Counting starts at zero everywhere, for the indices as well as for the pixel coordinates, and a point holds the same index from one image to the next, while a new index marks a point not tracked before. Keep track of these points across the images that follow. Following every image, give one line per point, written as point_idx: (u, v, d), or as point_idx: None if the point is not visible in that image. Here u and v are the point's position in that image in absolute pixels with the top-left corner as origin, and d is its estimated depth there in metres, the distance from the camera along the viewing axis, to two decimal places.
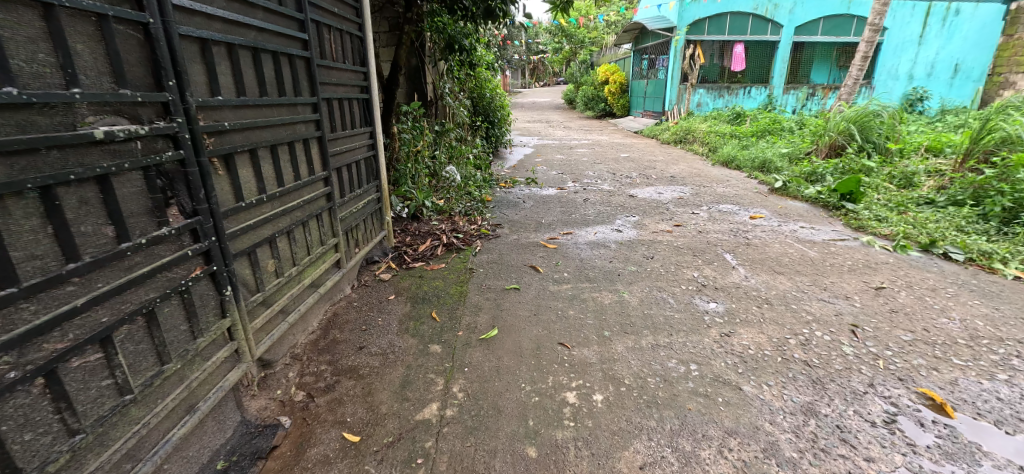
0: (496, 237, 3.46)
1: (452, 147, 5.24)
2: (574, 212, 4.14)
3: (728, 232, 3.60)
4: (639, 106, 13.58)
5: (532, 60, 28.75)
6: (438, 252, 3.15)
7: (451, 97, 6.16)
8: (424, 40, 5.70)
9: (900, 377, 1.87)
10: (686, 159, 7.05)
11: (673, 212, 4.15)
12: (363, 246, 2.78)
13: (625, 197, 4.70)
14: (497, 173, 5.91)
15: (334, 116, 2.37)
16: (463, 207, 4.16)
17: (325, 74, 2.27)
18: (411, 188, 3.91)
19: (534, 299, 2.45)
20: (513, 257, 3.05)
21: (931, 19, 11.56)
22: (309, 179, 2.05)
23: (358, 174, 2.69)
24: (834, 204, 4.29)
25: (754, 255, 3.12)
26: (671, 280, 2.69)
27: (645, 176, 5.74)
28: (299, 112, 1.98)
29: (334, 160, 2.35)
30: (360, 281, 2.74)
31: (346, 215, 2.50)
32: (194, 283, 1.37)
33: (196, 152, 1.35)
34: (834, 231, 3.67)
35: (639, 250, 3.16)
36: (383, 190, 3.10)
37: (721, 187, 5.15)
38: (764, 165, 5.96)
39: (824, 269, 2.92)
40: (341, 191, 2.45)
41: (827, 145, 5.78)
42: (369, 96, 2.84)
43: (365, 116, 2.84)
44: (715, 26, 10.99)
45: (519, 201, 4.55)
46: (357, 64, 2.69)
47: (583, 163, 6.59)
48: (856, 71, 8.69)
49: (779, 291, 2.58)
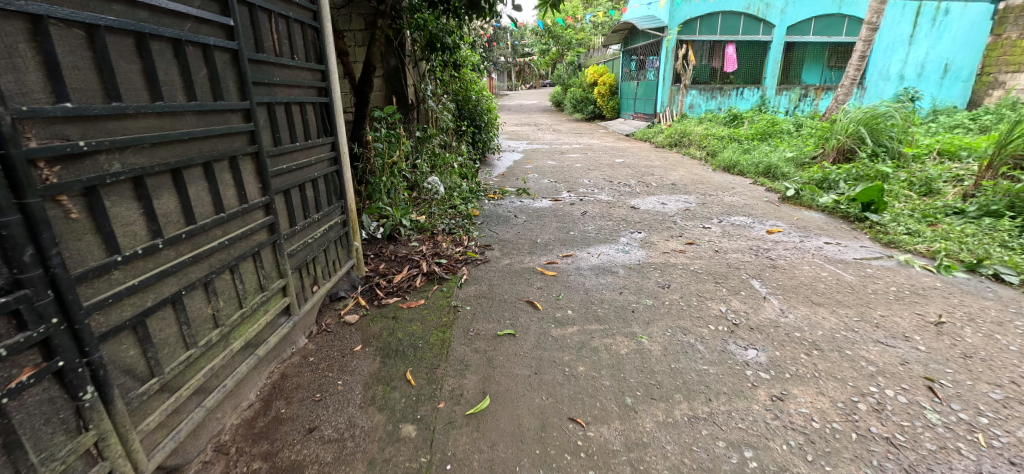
0: (485, 262, 2.98)
1: (436, 154, 4.82)
2: (572, 228, 3.69)
3: (747, 251, 3.18)
4: (629, 108, 13.21)
5: (519, 63, 28.36)
6: (416, 284, 2.67)
7: (434, 100, 5.68)
8: (402, 37, 5.22)
9: (1013, 459, 1.43)
10: (684, 164, 6.64)
11: (681, 226, 3.72)
12: (324, 283, 2.30)
13: (627, 209, 4.25)
14: (484, 183, 5.43)
15: (279, 125, 1.89)
16: (446, 224, 3.68)
17: (266, 72, 1.79)
18: (386, 204, 3.41)
19: (533, 350, 1.97)
20: (505, 289, 2.58)
21: (922, 19, 11.34)
22: (236, 210, 1.57)
23: (316, 196, 2.21)
24: (855, 215, 3.91)
25: (784, 281, 2.70)
26: (695, 318, 2.25)
27: (645, 184, 5.31)
28: (222, 122, 1.51)
29: (279, 180, 1.87)
30: (320, 326, 2.25)
31: (299, 248, 2.01)
32: (19, 394, 0.94)
33: (13, 192, 0.92)
34: (864, 248, 3.27)
35: (651, 277, 2.71)
36: (350, 212, 2.62)
37: (729, 196, 4.75)
38: (770, 170, 5.59)
39: (868, 298, 2.51)
40: (292, 220, 1.97)
41: (836, 149, 5.40)
42: (330, 99, 2.35)
43: (325, 123, 2.35)
44: (707, 25, 10.65)
45: (509, 216, 4.08)
46: (313, 60, 2.21)
47: (576, 170, 6.14)
48: (853, 71, 8.38)
49: (825, 331, 2.16)
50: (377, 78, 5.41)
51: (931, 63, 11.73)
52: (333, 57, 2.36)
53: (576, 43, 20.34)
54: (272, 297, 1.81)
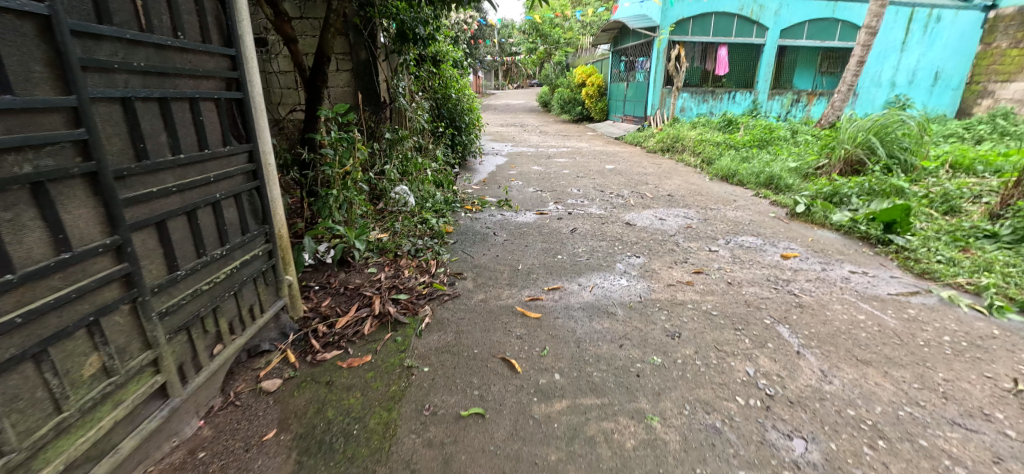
0: (454, 297, 2.45)
1: (407, 159, 4.30)
2: (559, 250, 3.17)
3: (765, 283, 2.70)
4: (619, 109, 12.76)
5: (505, 62, 27.73)
6: (364, 331, 2.12)
7: (407, 98, 5.11)
8: (372, 27, 4.77)
9: None
10: (679, 172, 6.19)
11: (685, 249, 3.23)
12: (235, 338, 1.76)
13: (621, 226, 3.75)
14: (463, 191, 4.87)
15: (146, 130, 1.33)
16: (412, 243, 3.14)
17: (117, 53, 1.25)
18: (338, 221, 2.84)
19: (507, 443, 1.46)
20: (476, 340, 2.04)
21: (914, 25, 11.08)
22: (43, 266, 1.04)
23: (219, 224, 1.65)
24: (877, 237, 3.46)
25: (817, 327, 2.22)
26: (719, 387, 1.75)
27: (639, 195, 4.82)
28: (18, 130, 0.99)
29: (143, 208, 1.32)
30: (227, 397, 1.70)
31: (185, 300, 1.47)
32: None
33: None
34: (896, 279, 2.82)
35: (658, 322, 2.20)
36: (281, 240, 2.08)
37: (732, 211, 4.28)
38: (772, 181, 5.15)
39: (923, 353, 2.04)
40: (171, 263, 1.42)
41: (844, 160, 4.98)
42: (244, 94, 1.79)
43: (238, 126, 1.79)
44: (700, 26, 10.26)
45: (488, 233, 3.53)
46: (217, 42, 1.66)
47: (564, 178, 5.63)
48: (851, 76, 7.99)
49: (884, 408, 1.68)
50: (343, 71, 4.91)
51: (922, 70, 11.49)
52: (249, 40, 1.81)
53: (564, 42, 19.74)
54: (128, 383, 1.26)
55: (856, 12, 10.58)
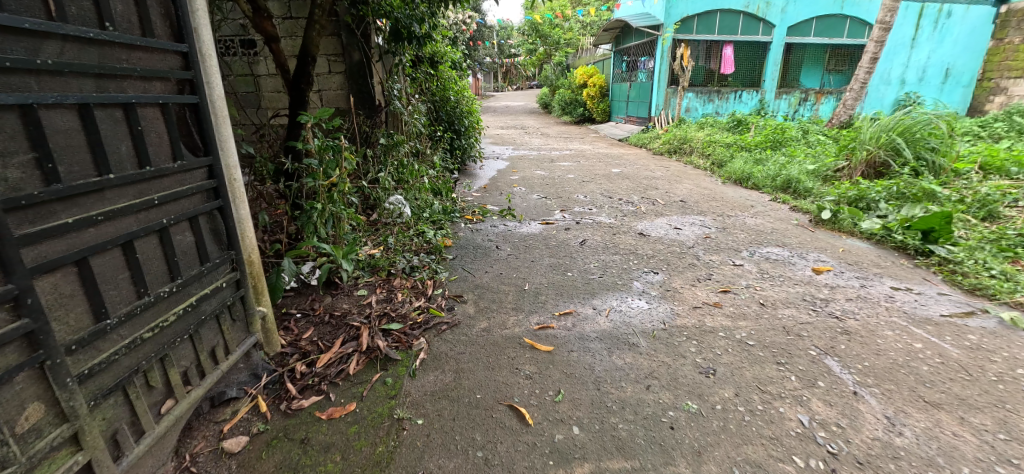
0: (453, 326, 2.17)
1: (403, 166, 4.03)
2: (569, 266, 2.88)
3: (801, 305, 2.41)
4: (622, 110, 12.49)
5: (505, 64, 27.44)
6: (349, 370, 1.84)
7: (403, 101, 4.82)
8: (365, 26, 4.56)
9: None
10: (689, 175, 5.90)
11: (706, 263, 2.95)
12: (191, 390, 1.50)
13: (634, 236, 3.46)
14: (462, 199, 4.58)
15: (58, 148, 1.09)
16: (408, 260, 2.88)
17: (13, 53, 1.01)
18: (325, 238, 2.57)
19: None
20: (479, 382, 1.76)
21: (924, 21, 10.76)
22: None
23: (166, 254, 1.40)
24: (914, 247, 3.17)
25: (870, 358, 1.93)
26: (771, 443, 1.46)
27: (650, 201, 4.53)
28: None
29: (54, 244, 1.07)
30: (182, 462, 1.45)
31: (117, 355, 1.22)
32: None
33: None
34: (945, 298, 2.53)
35: (687, 356, 1.91)
36: (253, 266, 1.82)
37: (751, 218, 4.00)
38: (790, 184, 4.88)
39: (1000, 391, 1.75)
40: (97, 311, 1.17)
41: (865, 162, 4.72)
42: (201, 97, 1.51)
43: (196, 135, 1.52)
44: (704, 25, 9.99)
45: (490, 246, 3.24)
46: (166, 37, 1.40)
47: (569, 183, 5.34)
48: (864, 73, 7.70)
49: (972, 469, 1.39)
50: (336, 74, 4.76)
51: (932, 67, 11.17)
52: (208, 34, 1.55)
53: (564, 43, 19.41)
54: (33, 470, 1.03)
55: (865, 8, 10.30)
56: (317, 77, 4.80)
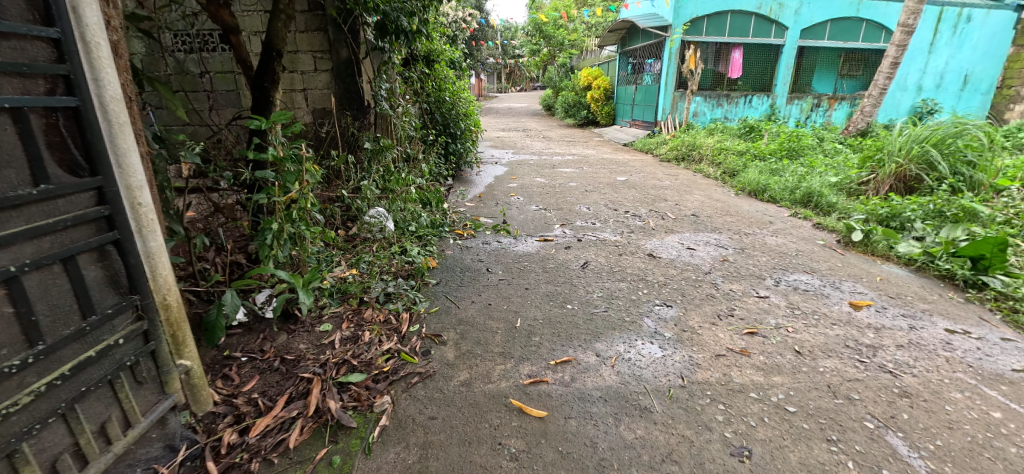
0: (428, 377, 1.79)
1: (389, 173, 3.67)
2: (569, 295, 2.50)
3: (845, 354, 2.03)
4: (626, 114, 12.12)
5: (508, 64, 27.08)
6: (290, 442, 1.47)
7: (393, 102, 4.42)
8: (353, 20, 4.22)
9: None
10: (699, 185, 5.52)
11: (727, 294, 2.56)
12: None
13: (643, 258, 3.08)
14: (454, 209, 4.21)
15: None
16: (384, 286, 2.50)
17: None
18: (284, 263, 2.20)
19: None
20: (453, 466, 1.38)
21: (942, 25, 10.26)
22: None
23: (19, 311, 1.06)
24: (964, 278, 2.78)
25: (942, 434, 1.56)
26: None
27: (659, 215, 4.15)
28: None
29: None
30: None
31: None
32: None
33: None
34: (1014, 345, 2.14)
35: (713, 428, 1.54)
36: (174, 309, 1.44)
37: (772, 237, 3.62)
38: (811, 198, 4.48)
39: None
40: None
41: (894, 176, 4.37)
42: (84, 100, 1.16)
43: (77, 149, 1.16)
44: (714, 26, 9.61)
45: (479, 269, 2.85)
46: (22, 20, 1.05)
47: (571, 192, 4.96)
48: (883, 79, 7.30)
49: None
50: (323, 72, 4.47)
51: (950, 73, 10.67)
52: (97, 14, 1.18)
53: (569, 43, 19.03)
54: None
55: (881, 12, 9.92)
56: (301, 75, 4.45)
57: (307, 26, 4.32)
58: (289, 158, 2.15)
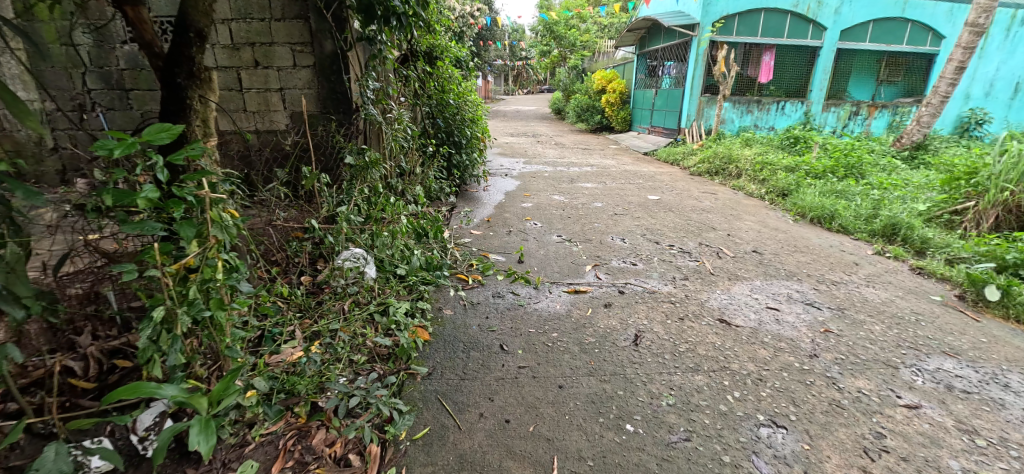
0: None
1: (375, 197, 2.84)
2: (625, 400, 1.68)
3: None
4: (645, 119, 11.27)
5: (516, 66, 26.32)
6: None
7: (384, 104, 3.58)
8: (338, 5, 3.41)
9: None
10: (746, 207, 4.68)
11: (858, 401, 1.73)
12: None
13: (714, 325, 2.25)
14: (456, 239, 3.39)
15: None
16: (346, 382, 1.66)
17: None
18: (183, 364, 1.34)
19: None
20: None
21: (993, 28, 9.34)
22: None
23: None
24: None
25: None
26: None
27: (713, 251, 3.33)
28: None
29: None
30: None
31: None
32: None
33: None
34: None
35: None
36: None
37: (869, 289, 2.78)
38: (896, 230, 3.64)
39: None
40: None
41: (1003, 205, 3.53)
42: None
43: None
44: (746, 26, 8.77)
45: (489, 346, 2.02)
46: None
47: (598, 216, 4.15)
48: (946, 85, 6.43)
49: None
50: (303, 68, 3.57)
51: (1000, 80, 9.70)
52: None
53: (581, 44, 18.21)
54: None
55: (929, 12, 9.05)
56: (277, 71, 3.57)
57: (283, 12, 3.45)
58: (183, 202, 1.29)
